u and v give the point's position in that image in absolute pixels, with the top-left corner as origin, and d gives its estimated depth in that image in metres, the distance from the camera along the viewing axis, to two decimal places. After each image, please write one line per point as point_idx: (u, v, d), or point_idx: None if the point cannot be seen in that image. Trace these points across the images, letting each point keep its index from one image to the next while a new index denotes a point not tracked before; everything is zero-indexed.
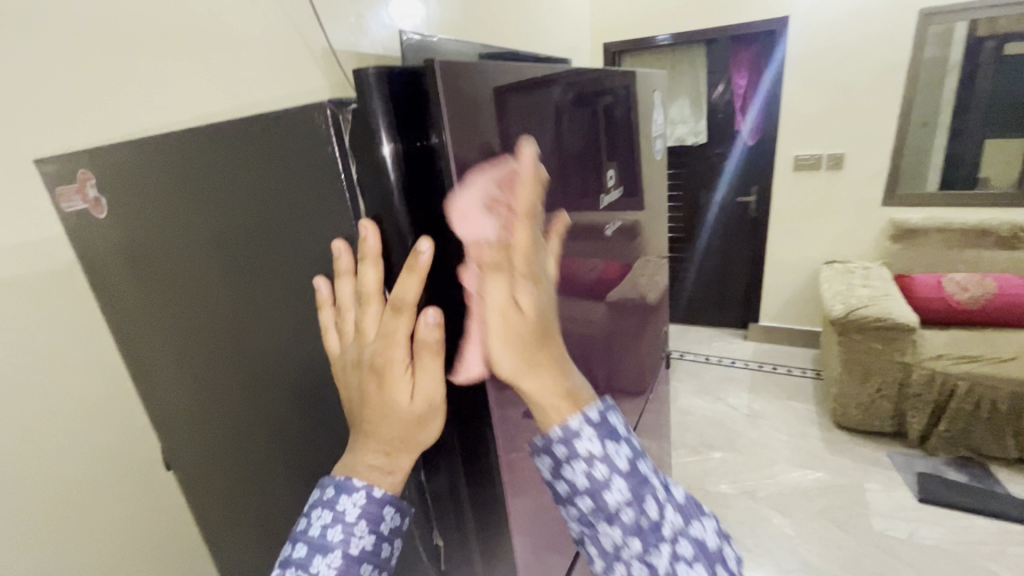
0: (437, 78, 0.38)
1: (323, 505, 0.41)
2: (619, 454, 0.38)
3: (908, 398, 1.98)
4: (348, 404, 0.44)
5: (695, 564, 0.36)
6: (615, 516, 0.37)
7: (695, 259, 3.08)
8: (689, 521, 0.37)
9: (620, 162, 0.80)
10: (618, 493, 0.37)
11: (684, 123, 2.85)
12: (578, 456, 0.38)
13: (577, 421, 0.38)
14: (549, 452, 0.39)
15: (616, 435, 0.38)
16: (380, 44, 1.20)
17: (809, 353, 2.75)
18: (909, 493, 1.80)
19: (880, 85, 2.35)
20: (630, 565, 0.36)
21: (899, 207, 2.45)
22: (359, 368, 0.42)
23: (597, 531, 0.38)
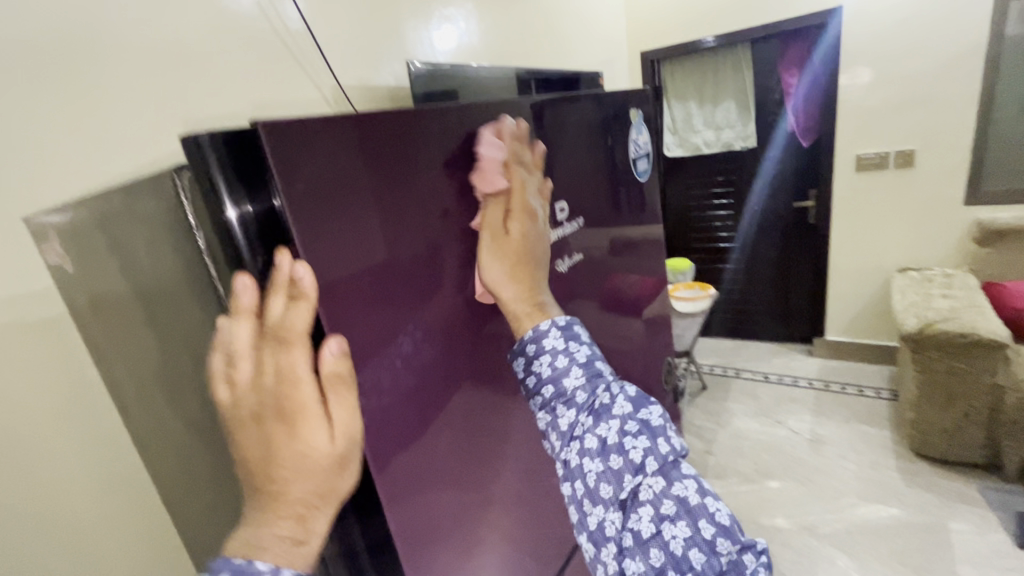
0: (263, 144, 0.39)
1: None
2: (579, 353, 0.54)
3: (1002, 425, 1.73)
4: (244, 468, 0.43)
5: (636, 434, 0.49)
6: (571, 398, 0.52)
7: (748, 269, 2.91)
8: (637, 407, 0.51)
9: (578, 190, 0.81)
10: (575, 379, 0.53)
11: (731, 127, 2.70)
12: (545, 353, 0.54)
13: (547, 326, 0.55)
14: (522, 353, 0.55)
15: (577, 340, 0.55)
16: (390, 75, 1.22)
17: (884, 371, 2.49)
18: (1006, 536, 1.55)
19: (953, 70, 2.11)
20: (582, 437, 0.51)
21: (986, 205, 2.19)
22: (263, 421, 0.43)
23: (556, 412, 0.53)
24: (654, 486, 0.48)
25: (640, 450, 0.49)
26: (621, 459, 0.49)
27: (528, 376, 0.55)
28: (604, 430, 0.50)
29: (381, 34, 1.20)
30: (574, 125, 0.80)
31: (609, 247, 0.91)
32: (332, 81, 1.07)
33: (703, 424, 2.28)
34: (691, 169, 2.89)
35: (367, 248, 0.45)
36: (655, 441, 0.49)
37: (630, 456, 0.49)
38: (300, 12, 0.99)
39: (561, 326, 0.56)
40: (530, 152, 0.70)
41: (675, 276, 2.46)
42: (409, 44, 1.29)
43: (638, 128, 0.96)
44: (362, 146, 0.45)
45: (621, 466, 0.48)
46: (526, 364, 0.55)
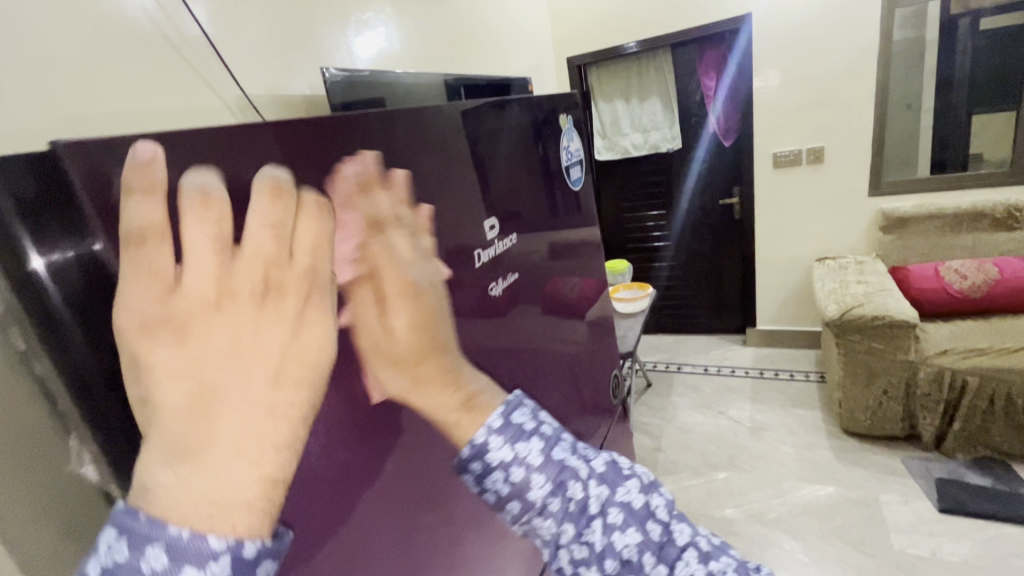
0: (69, 168, 0.32)
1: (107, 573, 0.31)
2: (531, 451, 0.49)
3: (917, 398, 1.87)
4: (207, 374, 0.36)
5: (623, 527, 0.44)
6: (544, 507, 0.46)
7: (682, 266, 3.00)
8: (613, 487, 0.46)
9: (516, 201, 0.78)
10: (540, 487, 0.47)
11: (657, 130, 2.77)
12: (494, 466, 0.49)
13: (485, 435, 0.50)
14: (474, 467, 0.50)
15: (523, 436, 0.50)
16: (305, 83, 1.13)
17: (811, 355, 2.64)
18: (929, 503, 1.66)
19: (851, 73, 2.28)
20: (569, 547, 0.44)
21: (888, 196, 2.37)
22: (257, 305, 0.38)
23: (534, 524, 0.47)
24: None
25: (632, 546, 0.43)
26: (615, 561, 0.43)
27: (484, 493, 0.50)
28: (586, 531, 0.44)
29: (291, 40, 1.11)
30: (496, 133, 0.74)
31: (547, 254, 0.87)
32: (236, 89, 0.97)
33: (651, 421, 2.31)
34: (621, 172, 2.96)
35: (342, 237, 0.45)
36: (642, 525, 0.44)
37: (623, 552, 0.43)
38: (196, 18, 0.89)
39: (503, 415, 0.52)
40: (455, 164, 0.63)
41: (614, 277, 2.49)
42: (326, 50, 1.20)
43: (568, 133, 0.94)
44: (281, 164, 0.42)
45: (620, 563, 0.43)
46: (481, 473, 0.50)
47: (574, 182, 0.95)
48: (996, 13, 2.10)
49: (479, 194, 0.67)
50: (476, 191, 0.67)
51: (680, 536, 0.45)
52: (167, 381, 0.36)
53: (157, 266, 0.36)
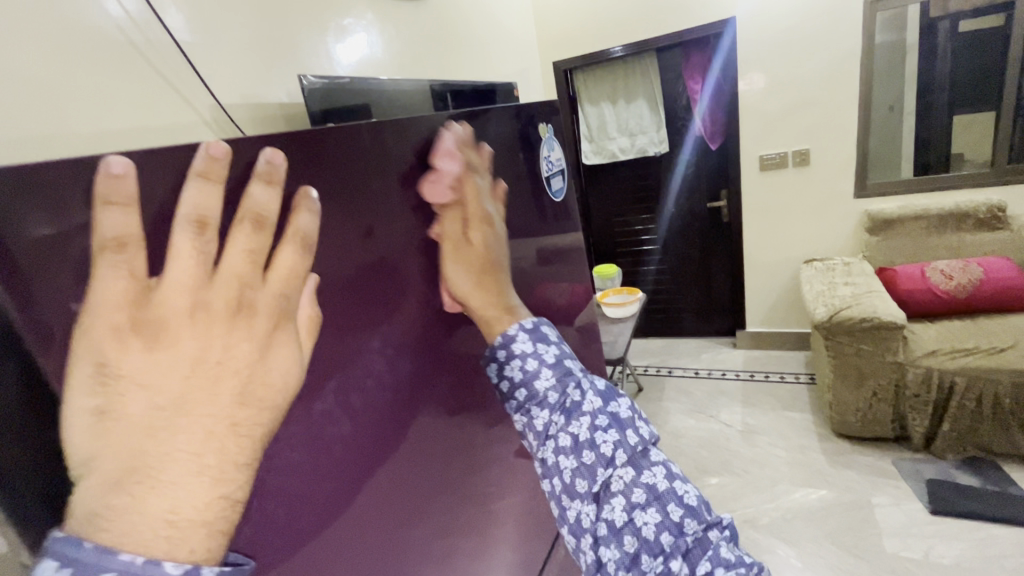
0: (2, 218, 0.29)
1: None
2: (548, 353, 0.61)
3: (906, 400, 1.87)
4: (171, 385, 0.35)
5: (606, 429, 0.56)
6: (544, 399, 0.59)
7: (671, 269, 3.00)
8: (605, 401, 0.58)
9: (505, 206, 0.79)
10: (547, 380, 0.60)
11: (645, 134, 2.76)
12: (515, 357, 0.62)
13: (516, 332, 0.63)
14: (495, 361, 0.62)
15: (546, 341, 0.62)
16: (283, 91, 1.10)
17: (801, 357, 2.65)
18: (921, 504, 1.66)
19: (834, 76, 2.30)
20: (558, 437, 0.57)
21: (873, 197, 2.39)
22: (229, 317, 0.38)
23: (531, 413, 0.60)
24: (626, 482, 0.54)
25: (610, 444, 0.55)
26: (593, 453, 0.55)
27: (501, 379, 0.63)
28: (575, 427, 0.56)
29: (268, 48, 1.08)
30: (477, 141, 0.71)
31: (538, 260, 0.86)
32: (209, 99, 0.93)
33: None
34: (610, 175, 2.96)
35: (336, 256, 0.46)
36: (624, 434, 0.56)
37: (602, 450, 0.55)
38: (166, 26, 0.86)
39: (530, 330, 0.63)
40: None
41: (604, 282, 2.48)
42: (304, 58, 1.17)
43: (549, 143, 0.89)
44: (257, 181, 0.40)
45: (596, 459, 0.55)
46: (501, 365, 0.62)
47: (556, 193, 0.92)
48: (975, 16, 2.13)
49: None
50: None
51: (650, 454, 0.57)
52: (127, 396, 0.34)
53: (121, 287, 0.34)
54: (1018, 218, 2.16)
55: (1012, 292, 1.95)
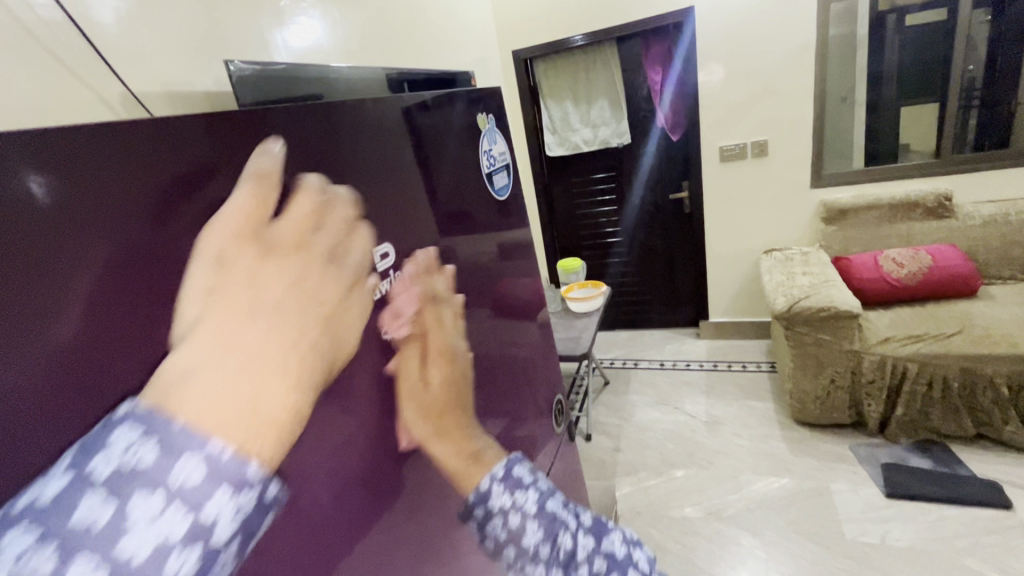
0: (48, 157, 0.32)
1: (123, 475, 0.33)
2: (529, 503, 0.66)
3: (862, 386, 1.91)
4: (235, 317, 0.39)
5: (608, 571, 0.61)
6: (535, 552, 0.62)
7: (636, 261, 2.99)
8: (598, 539, 0.64)
9: (457, 206, 0.73)
10: (535, 534, 0.63)
11: (606, 126, 2.73)
12: (496, 510, 0.65)
13: (489, 483, 0.67)
14: (476, 514, 0.64)
15: (520, 485, 0.68)
16: (209, 78, 1.00)
17: (761, 346, 2.69)
18: (877, 489, 1.70)
19: (790, 68, 2.31)
20: None
21: (828, 188, 2.43)
22: (315, 261, 0.47)
23: (525, 569, 0.62)
24: None
25: None
26: None
27: (485, 540, 0.64)
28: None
29: (191, 30, 0.97)
30: (410, 137, 0.64)
31: (497, 252, 0.83)
32: (117, 85, 0.82)
33: (610, 421, 2.29)
34: (574, 166, 2.92)
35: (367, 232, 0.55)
36: (626, 571, 0.62)
37: None
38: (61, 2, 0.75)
39: (503, 473, 0.69)
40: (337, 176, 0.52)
41: (568, 276, 2.44)
42: (234, 42, 1.07)
43: (490, 135, 0.83)
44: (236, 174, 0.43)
45: None
46: (482, 518, 0.64)
47: (501, 189, 0.85)
48: (920, 10, 2.17)
49: (422, 201, 0.65)
50: (421, 192, 0.65)
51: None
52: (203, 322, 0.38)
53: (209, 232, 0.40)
54: (963, 207, 2.23)
55: (959, 279, 2.02)
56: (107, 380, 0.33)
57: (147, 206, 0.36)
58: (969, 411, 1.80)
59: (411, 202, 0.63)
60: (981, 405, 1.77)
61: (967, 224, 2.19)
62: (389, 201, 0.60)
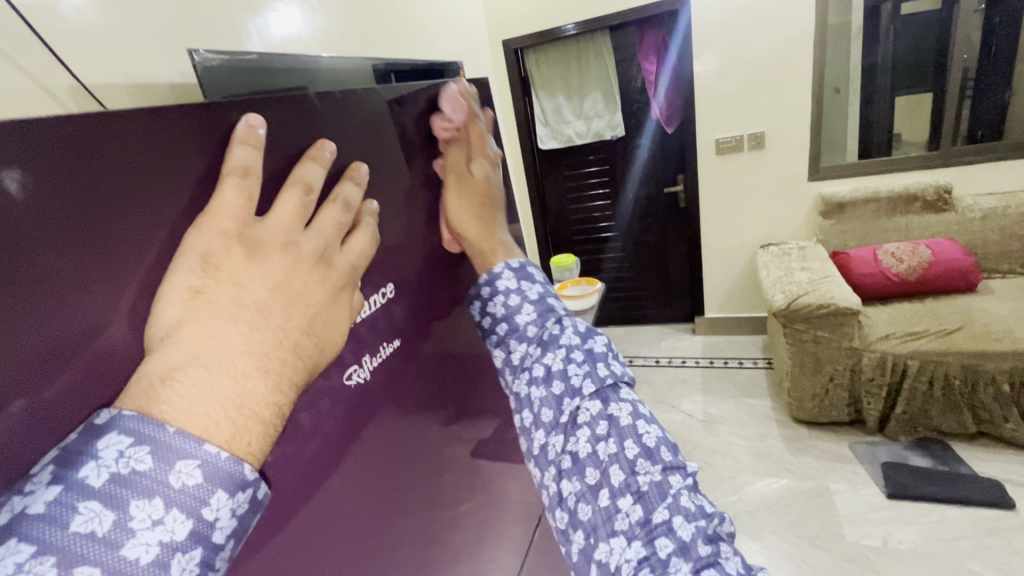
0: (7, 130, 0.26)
1: (117, 482, 0.28)
2: (531, 292, 0.57)
3: (861, 384, 1.87)
4: (224, 320, 0.33)
5: (576, 361, 0.49)
6: (521, 331, 0.55)
7: (630, 256, 2.94)
8: (583, 338, 0.51)
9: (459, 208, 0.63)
10: (526, 314, 0.55)
11: (600, 118, 2.66)
12: (500, 292, 0.59)
13: (501, 269, 0.60)
14: (480, 295, 0.60)
15: (531, 279, 0.59)
16: (175, 69, 0.92)
17: (757, 342, 2.66)
18: (877, 489, 1.67)
19: (787, 58, 2.26)
20: (532, 366, 0.51)
21: (826, 180, 2.38)
22: (310, 259, 0.38)
23: (509, 346, 0.55)
24: (591, 409, 0.47)
25: (579, 375, 0.48)
26: (562, 386, 0.48)
27: (485, 315, 0.60)
28: (549, 358, 0.50)
29: (154, 16, 0.89)
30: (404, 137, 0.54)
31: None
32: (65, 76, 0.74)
33: None
34: (567, 159, 2.84)
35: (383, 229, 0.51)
36: (595, 366, 0.49)
37: (572, 380, 0.48)
38: None
39: (517, 269, 0.60)
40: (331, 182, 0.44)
41: (562, 273, 2.38)
42: (203, 30, 0.99)
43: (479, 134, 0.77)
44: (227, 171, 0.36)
45: (564, 389, 0.48)
46: (484, 302, 0.60)
47: None
48: None
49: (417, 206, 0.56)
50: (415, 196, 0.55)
51: (624, 392, 0.49)
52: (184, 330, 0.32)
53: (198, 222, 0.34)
54: (962, 200, 2.19)
55: (959, 274, 1.98)
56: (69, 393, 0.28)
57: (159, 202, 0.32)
58: (969, 409, 1.77)
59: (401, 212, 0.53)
60: (982, 403, 1.75)
61: (966, 216, 2.16)
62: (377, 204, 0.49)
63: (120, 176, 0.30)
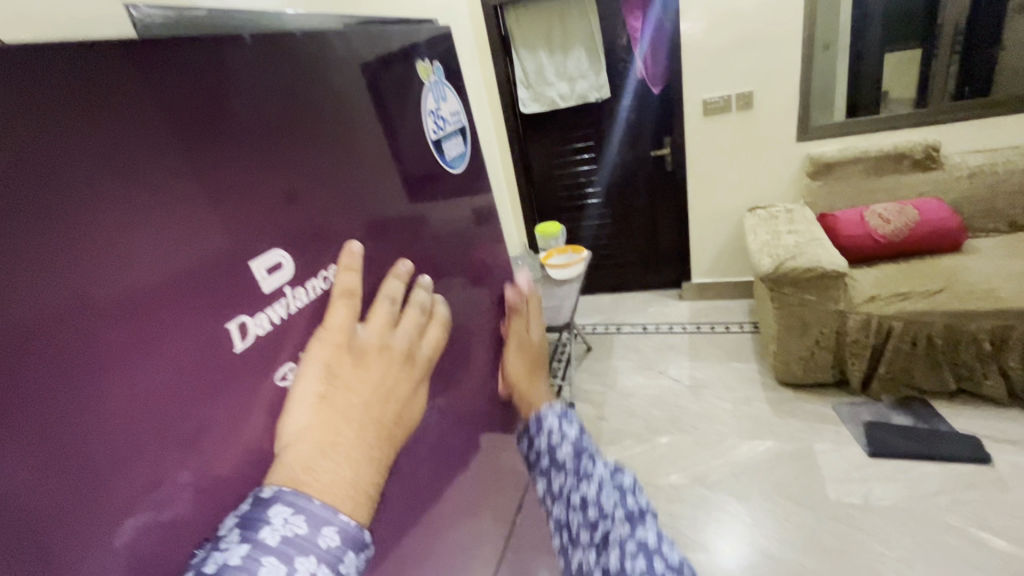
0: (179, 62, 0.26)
1: (285, 540, 0.28)
2: (567, 424, 0.57)
3: (846, 345, 1.88)
4: (342, 422, 0.33)
5: (609, 491, 0.49)
6: (556, 462, 0.55)
7: (617, 222, 2.90)
8: (613, 471, 0.52)
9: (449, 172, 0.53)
10: (563, 445, 0.55)
11: (584, 79, 2.54)
12: (542, 426, 0.57)
13: (550, 416, 0.58)
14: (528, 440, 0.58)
15: (566, 414, 0.58)
16: None
17: (743, 306, 2.66)
18: (860, 448, 1.70)
19: (775, 12, 2.17)
20: (568, 499, 0.52)
21: (814, 141, 2.34)
22: (399, 365, 0.39)
23: (548, 481, 0.55)
24: (623, 544, 0.46)
25: (611, 504, 0.48)
26: (596, 517, 0.49)
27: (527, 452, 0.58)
28: (582, 485, 0.51)
29: None
30: (375, 101, 0.41)
31: (472, 223, 0.58)
32: None
33: (593, 388, 2.25)
34: (551, 124, 2.75)
35: (394, 196, 0.43)
36: (628, 499, 0.49)
37: (602, 512, 0.48)
38: None
39: (555, 404, 0.60)
40: (331, 170, 0.35)
41: (547, 242, 2.33)
42: None
43: None
44: (268, 181, 0.30)
45: (597, 522, 0.48)
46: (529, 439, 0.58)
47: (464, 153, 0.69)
48: None
49: (416, 163, 0.47)
50: (414, 158, 0.47)
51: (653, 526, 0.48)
52: (306, 447, 0.31)
53: (315, 343, 0.33)
54: (950, 158, 2.17)
55: (945, 233, 1.97)
56: (182, 411, 0.26)
57: (280, 204, 0.31)
58: (951, 367, 1.80)
59: (400, 175, 0.44)
60: (963, 360, 1.77)
61: (953, 174, 2.14)
62: (388, 171, 0.42)
63: (252, 158, 0.29)
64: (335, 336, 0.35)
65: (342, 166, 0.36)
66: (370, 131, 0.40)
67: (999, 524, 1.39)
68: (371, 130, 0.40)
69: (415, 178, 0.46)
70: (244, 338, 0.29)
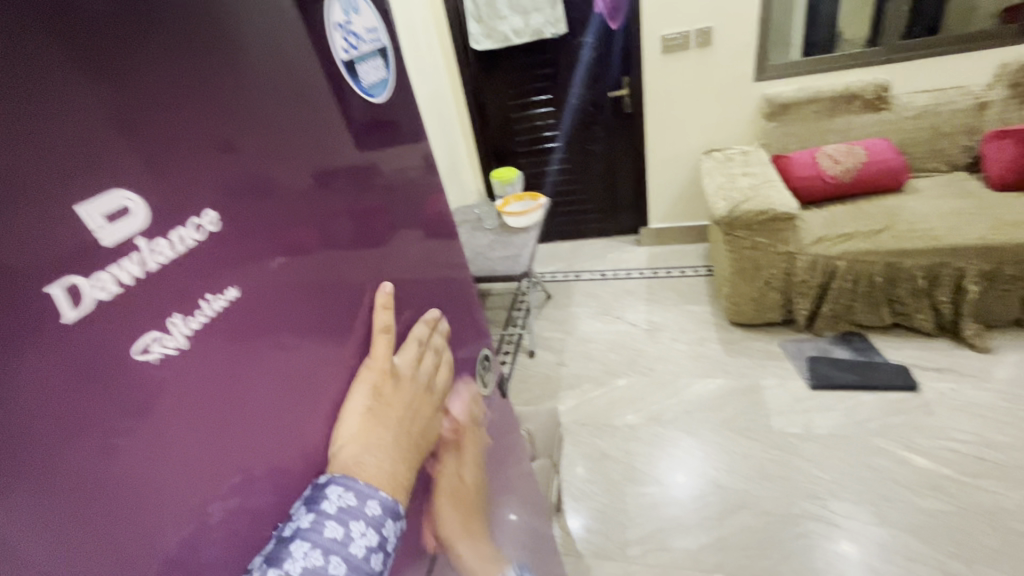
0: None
1: (343, 508, 0.37)
2: None
3: (794, 285, 1.94)
4: (381, 428, 0.43)
5: None
6: None
7: (576, 167, 2.84)
8: None
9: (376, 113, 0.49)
10: None
11: (538, 12, 2.38)
12: None
13: None
14: None
15: None
16: None
17: (699, 249, 2.70)
18: (803, 381, 1.80)
19: None
20: None
21: (771, 80, 2.31)
22: (423, 388, 0.49)
23: None
24: None
25: None
26: None
27: None
28: None
29: None
30: (306, 29, 0.40)
31: (412, 170, 0.55)
32: None
33: (552, 335, 2.27)
34: (505, 62, 2.60)
35: (322, 146, 0.41)
36: None
37: None
38: None
39: None
40: (211, 112, 0.32)
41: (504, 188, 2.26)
42: None
43: None
44: (109, 126, 0.26)
45: None
46: None
47: None
48: None
49: (338, 109, 0.43)
50: (335, 104, 0.43)
51: None
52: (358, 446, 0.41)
53: (367, 369, 0.44)
54: (899, 98, 2.19)
55: (890, 173, 2.03)
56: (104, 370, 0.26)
57: (199, 150, 0.31)
58: (888, 303, 1.89)
59: (325, 125, 0.41)
60: (900, 296, 1.86)
61: (901, 115, 2.17)
62: (317, 119, 0.40)
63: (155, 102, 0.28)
64: (377, 361, 0.45)
65: (253, 105, 0.35)
66: (297, 73, 0.39)
67: (923, 445, 1.52)
68: (285, 74, 0.37)
69: (339, 128, 0.43)
70: (77, 305, 0.25)
